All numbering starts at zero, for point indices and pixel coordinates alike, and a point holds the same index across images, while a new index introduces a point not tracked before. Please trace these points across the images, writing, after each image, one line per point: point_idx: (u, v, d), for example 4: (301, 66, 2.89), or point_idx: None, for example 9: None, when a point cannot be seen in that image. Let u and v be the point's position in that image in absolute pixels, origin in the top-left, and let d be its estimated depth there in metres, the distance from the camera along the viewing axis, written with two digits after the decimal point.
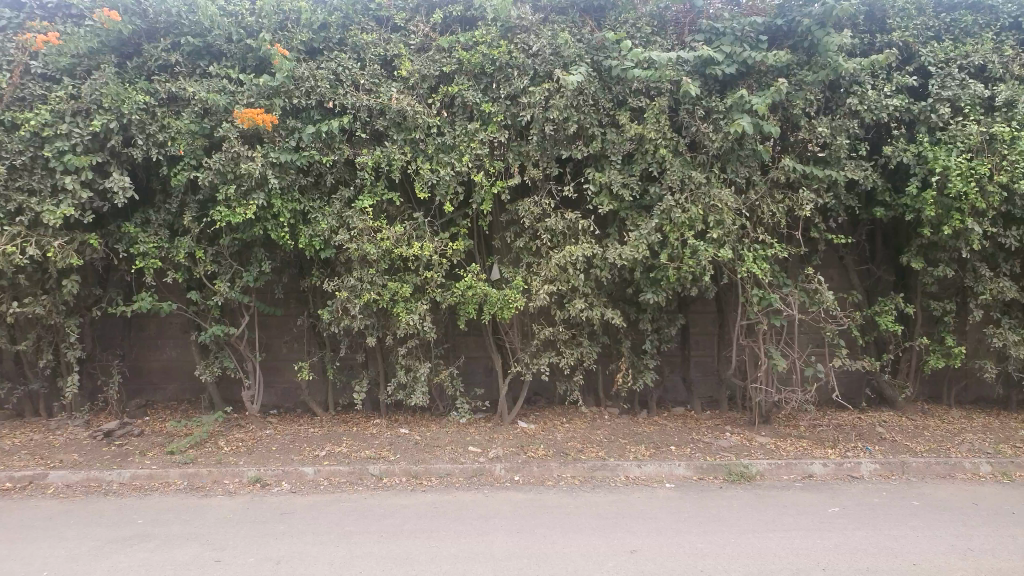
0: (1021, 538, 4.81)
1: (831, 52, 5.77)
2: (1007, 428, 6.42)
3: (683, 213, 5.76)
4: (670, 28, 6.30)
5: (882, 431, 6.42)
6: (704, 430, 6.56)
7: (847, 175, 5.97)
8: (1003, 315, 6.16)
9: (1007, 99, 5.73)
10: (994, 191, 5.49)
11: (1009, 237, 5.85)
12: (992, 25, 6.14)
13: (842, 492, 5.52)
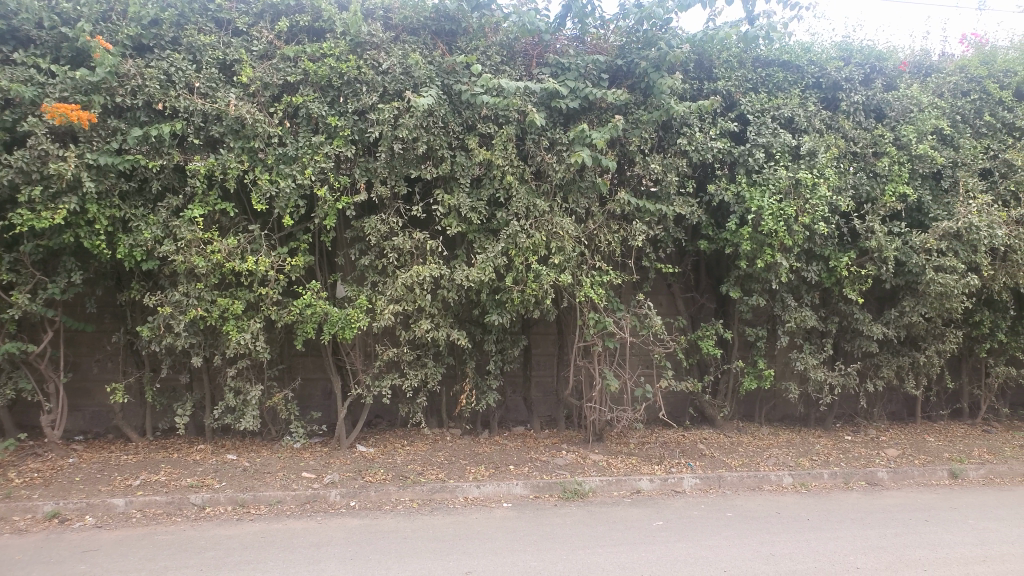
0: (814, 542, 5.34)
1: (663, 94, 6.25)
2: (806, 443, 7.13)
3: (529, 238, 5.92)
4: (519, 59, 6.51)
5: (703, 448, 6.90)
6: (542, 449, 6.72)
7: (676, 210, 6.46)
8: (805, 341, 6.87)
9: (810, 149, 6.43)
10: (798, 230, 6.14)
11: (811, 271, 6.57)
12: (799, 82, 6.88)
13: (665, 506, 5.86)
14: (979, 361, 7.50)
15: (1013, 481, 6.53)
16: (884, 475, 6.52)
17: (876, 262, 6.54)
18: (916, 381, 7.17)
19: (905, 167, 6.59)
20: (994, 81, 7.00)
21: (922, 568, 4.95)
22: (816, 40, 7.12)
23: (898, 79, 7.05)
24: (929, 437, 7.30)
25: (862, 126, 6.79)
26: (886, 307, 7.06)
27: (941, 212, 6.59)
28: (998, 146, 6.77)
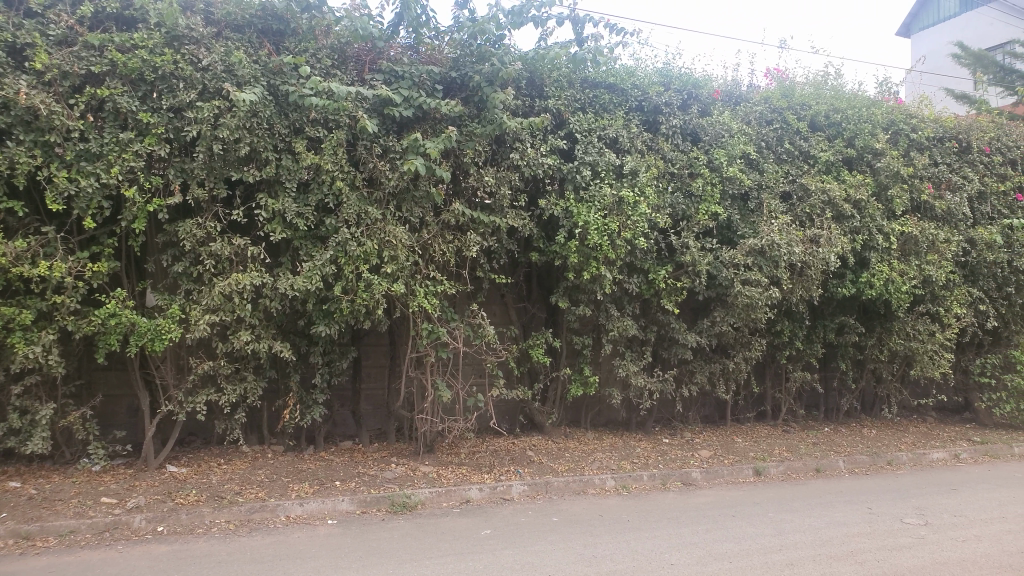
0: (633, 542, 5.60)
1: (496, 109, 6.36)
2: (628, 447, 7.49)
3: (359, 246, 5.81)
4: (351, 64, 6.39)
5: (531, 454, 7.06)
6: (370, 463, 6.59)
7: (509, 222, 6.58)
8: (627, 349, 7.23)
9: (632, 168, 6.77)
10: (621, 244, 6.48)
11: (633, 283, 6.93)
12: (623, 104, 7.24)
13: (493, 515, 5.94)
14: (780, 367, 8.21)
15: (807, 475, 7.21)
16: (697, 475, 6.99)
17: (691, 276, 7.03)
18: (726, 386, 7.73)
19: (716, 188, 7.11)
20: (793, 112, 7.69)
21: (727, 560, 5.32)
22: (641, 65, 7.53)
23: (711, 106, 7.58)
24: (737, 438, 7.89)
25: (679, 149, 7.25)
26: (699, 317, 7.56)
27: (748, 231, 7.16)
28: (797, 172, 7.45)
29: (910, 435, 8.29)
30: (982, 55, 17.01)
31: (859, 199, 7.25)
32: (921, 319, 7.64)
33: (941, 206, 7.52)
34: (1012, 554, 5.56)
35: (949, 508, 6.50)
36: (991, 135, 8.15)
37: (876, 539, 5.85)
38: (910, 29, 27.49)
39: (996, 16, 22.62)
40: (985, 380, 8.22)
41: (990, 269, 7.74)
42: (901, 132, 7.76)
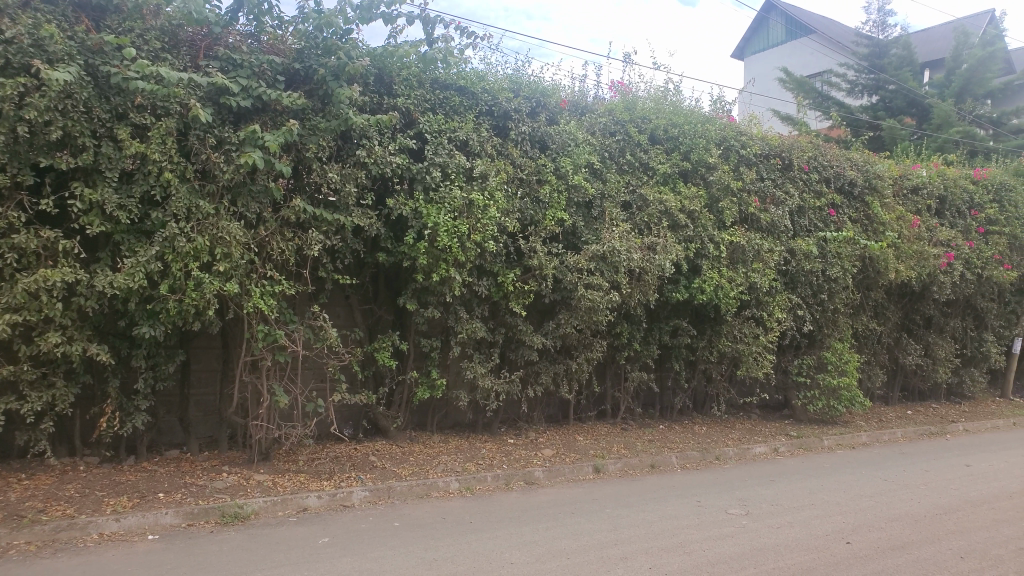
0: (474, 543, 5.61)
1: (341, 104, 6.19)
2: (473, 448, 7.52)
3: (188, 243, 5.46)
4: (183, 48, 5.99)
5: (374, 459, 6.93)
6: (199, 473, 6.21)
7: (354, 221, 6.40)
8: (475, 351, 7.26)
9: (482, 171, 6.82)
10: (471, 246, 6.53)
11: (481, 286, 6.97)
12: (473, 108, 7.25)
13: (331, 522, 5.76)
14: (619, 368, 8.54)
15: (643, 471, 7.55)
16: (540, 474, 7.14)
17: (537, 279, 7.17)
18: (569, 387, 7.95)
19: (562, 195, 7.29)
20: (634, 125, 8.02)
21: (565, 556, 5.45)
22: (491, 70, 7.57)
23: (559, 115, 7.76)
24: (579, 437, 8.12)
25: (528, 155, 7.37)
26: (545, 320, 7.71)
27: (591, 237, 7.39)
28: (637, 182, 7.78)
29: (736, 431, 8.88)
30: (804, 82, 18.72)
31: (693, 210, 7.71)
32: (747, 323, 8.21)
33: (765, 218, 8.13)
34: (819, 537, 6.07)
35: (767, 498, 7.01)
36: (809, 154, 8.88)
37: (702, 529, 6.20)
38: (743, 52, 29.47)
39: (817, 49, 25.13)
40: (801, 379, 8.96)
41: (807, 277, 8.43)
42: (732, 148, 8.30)
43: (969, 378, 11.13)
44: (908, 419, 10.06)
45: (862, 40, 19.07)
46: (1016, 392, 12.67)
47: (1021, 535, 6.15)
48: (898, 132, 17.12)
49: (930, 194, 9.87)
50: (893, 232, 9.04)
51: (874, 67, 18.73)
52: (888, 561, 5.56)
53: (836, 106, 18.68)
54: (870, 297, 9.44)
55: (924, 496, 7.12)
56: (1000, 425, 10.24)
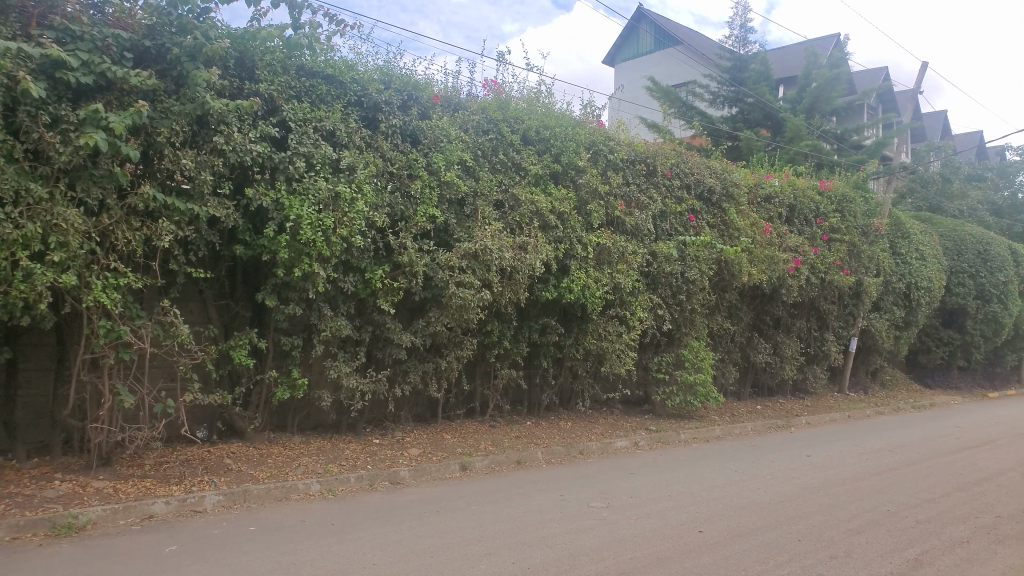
0: (335, 545, 5.45)
1: (197, 87, 5.84)
2: (336, 449, 7.33)
3: (15, 229, 4.96)
4: (13, 15, 5.46)
5: (228, 462, 6.60)
6: (27, 482, 5.68)
7: (210, 211, 6.06)
8: (339, 349, 7.08)
9: (349, 164, 6.64)
10: (336, 241, 6.33)
11: (347, 282, 6.78)
12: (341, 98, 7.05)
13: (179, 529, 5.43)
14: (488, 366, 8.56)
15: (508, 468, 7.62)
16: (405, 473, 7.04)
17: (407, 276, 7.07)
18: (438, 385, 7.89)
19: (434, 191, 7.19)
20: (507, 125, 8.06)
21: (427, 553, 5.40)
22: (361, 60, 7.39)
23: (431, 110, 7.66)
24: (446, 435, 8.08)
25: (398, 149, 7.23)
26: (414, 318, 7.61)
27: (463, 235, 7.36)
28: (509, 181, 7.82)
29: (600, 426, 9.14)
30: (669, 91, 19.26)
31: (563, 211, 7.85)
32: (611, 321, 8.46)
33: (630, 220, 8.43)
34: (674, 527, 6.34)
35: (627, 491, 7.25)
36: (672, 161, 9.25)
37: (564, 523, 6.32)
38: (614, 57, 30.21)
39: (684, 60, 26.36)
40: (661, 376, 9.37)
41: (667, 279, 8.80)
42: (600, 152, 8.53)
43: (812, 375, 12.15)
44: (757, 413, 10.73)
45: (724, 53, 20.16)
46: (852, 387, 13.79)
47: (850, 518, 6.69)
48: (754, 142, 18.14)
49: (780, 202, 10.55)
50: (746, 238, 9.59)
51: (734, 80, 19.75)
52: (735, 547, 5.89)
53: (698, 116, 19.60)
54: (725, 298, 9.99)
55: (769, 485, 7.60)
56: (837, 418, 11.13)
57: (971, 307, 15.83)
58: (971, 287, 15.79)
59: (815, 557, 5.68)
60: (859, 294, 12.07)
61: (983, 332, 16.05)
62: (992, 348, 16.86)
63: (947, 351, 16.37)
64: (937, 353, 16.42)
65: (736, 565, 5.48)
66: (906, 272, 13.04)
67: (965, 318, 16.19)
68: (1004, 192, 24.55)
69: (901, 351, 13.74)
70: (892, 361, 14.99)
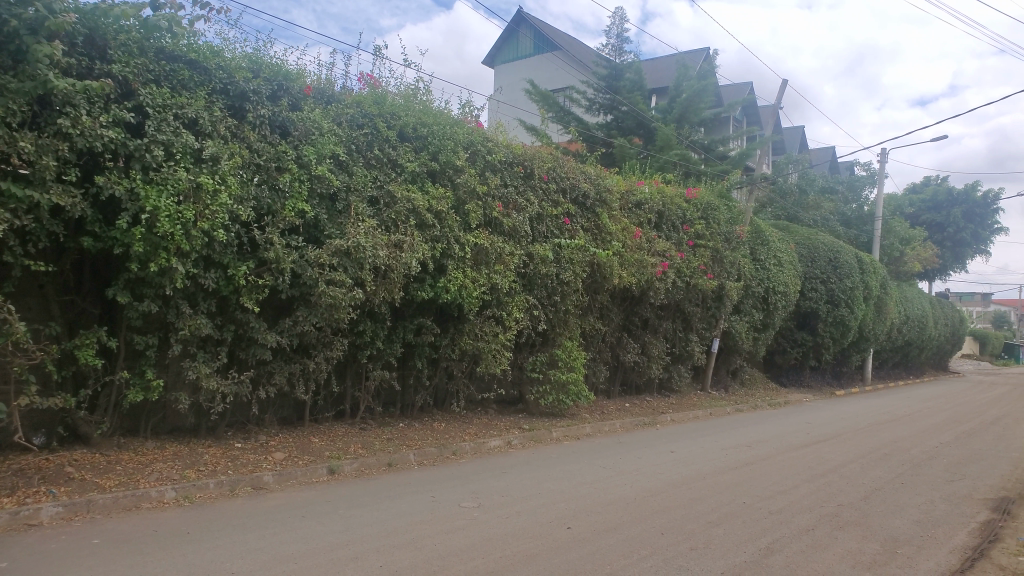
0: (191, 554, 5.17)
1: (39, 64, 5.37)
2: (193, 454, 6.96)
3: None
4: None
5: (71, 471, 6.13)
6: None
7: (53, 199, 5.58)
8: (198, 349, 6.74)
9: (212, 154, 6.30)
10: (197, 235, 6.01)
11: (208, 279, 6.45)
12: (205, 85, 6.69)
13: (10, 545, 4.98)
14: (360, 367, 8.39)
15: (379, 471, 7.50)
16: (269, 478, 6.79)
17: (274, 273, 6.81)
18: (306, 386, 7.70)
19: (304, 186, 6.97)
20: (383, 120, 7.89)
21: (289, 559, 5.21)
22: (226, 46, 7.04)
23: (302, 102, 7.41)
24: (314, 438, 7.85)
25: (267, 140, 6.94)
26: (281, 317, 7.37)
27: (334, 231, 7.17)
28: (384, 178, 7.68)
29: (473, 426, 9.17)
30: (546, 95, 19.35)
31: (440, 210, 7.78)
32: (488, 322, 8.53)
33: (507, 222, 8.48)
34: (543, 524, 6.42)
35: (498, 490, 7.29)
36: (549, 165, 9.37)
37: (435, 525, 6.26)
38: (493, 59, 30.24)
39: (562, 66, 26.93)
40: (535, 375, 9.56)
41: (542, 280, 8.93)
42: (478, 153, 8.53)
43: (677, 374, 12.73)
44: (625, 411, 11.09)
45: (602, 61, 20.66)
46: (714, 385, 14.53)
47: (709, 510, 7.01)
48: (626, 149, 18.92)
49: (650, 208, 10.94)
50: (618, 242, 9.88)
51: (609, 87, 20.23)
52: (601, 542, 6.03)
53: (575, 121, 20.14)
54: (597, 299, 10.26)
55: (635, 480, 7.86)
56: (699, 415, 11.70)
57: (821, 310, 17.08)
58: (823, 292, 17.02)
59: (676, 549, 5.92)
60: (721, 297, 12.74)
61: (831, 334, 17.37)
62: (838, 349, 18.27)
63: (800, 351, 17.57)
64: (791, 354, 17.60)
65: (602, 560, 5.61)
66: (764, 277, 13.86)
67: (817, 321, 17.44)
68: (853, 204, 26.67)
69: (758, 352, 14.61)
70: (751, 360, 15.94)
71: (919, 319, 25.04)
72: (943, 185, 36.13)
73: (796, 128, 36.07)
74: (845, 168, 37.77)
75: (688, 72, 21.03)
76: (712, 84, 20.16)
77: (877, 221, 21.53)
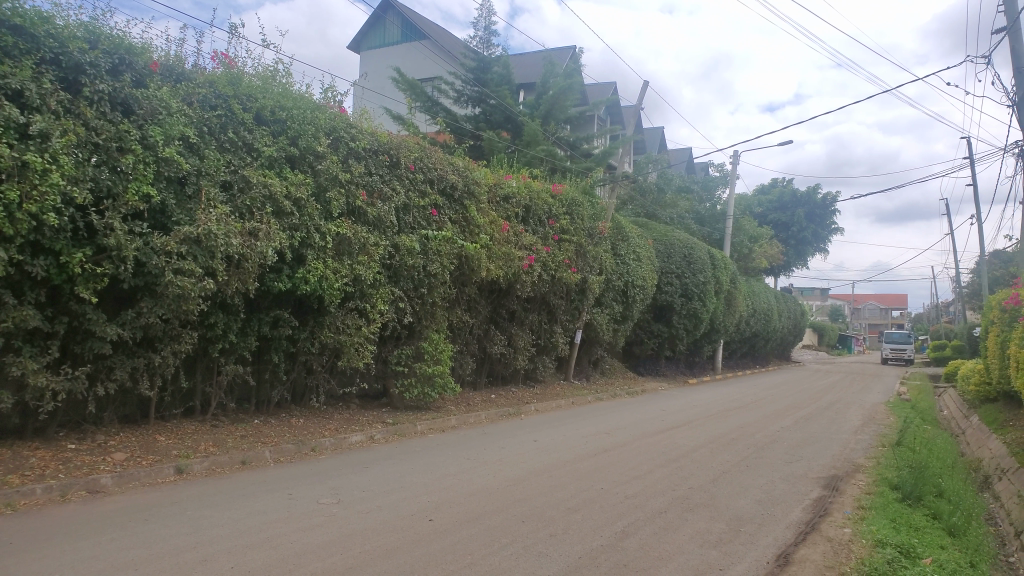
0: (13, 566, 4.72)
1: None
2: (19, 457, 6.39)
3: None
4: None
5: None
6: None
7: None
8: (25, 343, 6.17)
9: (41, 130, 5.74)
10: (22, 219, 5.48)
11: (36, 266, 5.90)
12: (32, 53, 6.09)
13: None
14: (211, 361, 8.00)
15: (231, 469, 7.18)
16: (107, 481, 6.35)
17: (113, 261, 6.33)
18: (150, 381, 7.26)
19: (149, 168, 6.50)
20: (238, 102, 7.50)
21: (130, 565, 4.87)
22: (58, 13, 6.45)
23: (147, 79, 6.93)
24: (159, 437, 7.41)
25: (106, 118, 6.40)
26: (123, 309, 6.90)
27: (182, 218, 6.75)
28: (239, 162, 7.31)
29: (333, 421, 8.97)
30: (414, 85, 19.05)
31: (299, 197, 7.54)
32: (350, 314, 8.43)
33: (371, 212, 8.33)
34: (403, 518, 6.34)
35: (359, 485, 7.15)
36: (415, 155, 9.27)
37: (291, 522, 6.03)
38: (359, 45, 29.50)
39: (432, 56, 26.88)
40: (400, 368, 9.53)
41: (409, 272, 8.88)
42: (341, 139, 8.31)
43: (542, 365, 13.03)
44: (491, 403, 11.21)
45: (469, 52, 20.16)
46: (577, 376, 14.97)
47: (568, 497, 7.20)
48: (494, 143, 19.13)
49: (517, 202, 11.07)
50: (485, 235, 9.99)
51: (477, 80, 20.18)
52: (462, 533, 6.04)
53: (443, 112, 20.05)
54: (464, 292, 10.34)
55: (497, 470, 7.94)
56: (562, 405, 12.03)
57: (676, 303, 17.99)
58: (677, 286, 17.93)
59: (536, 536, 6.03)
60: (584, 290, 13.13)
61: (684, 326, 18.43)
62: (690, 340, 19.33)
63: (656, 342, 18.40)
64: (648, 345, 18.36)
65: (463, 550, 5.62)
66: (624, 271, 14.41)
67: (672, 313, 18.33)
68: (706, 204, 28.67)
69: (618, 343, 15.18)
70: (611, 351, 16.55)
71: (764, 312, 26.91)
72: (787, 187, 38.93)
73: (655, 129, 37.71)
74: (701, 169, 39.86)
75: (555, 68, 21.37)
76: (577, 82, 20.59)
77: (728, 220, 22.92)
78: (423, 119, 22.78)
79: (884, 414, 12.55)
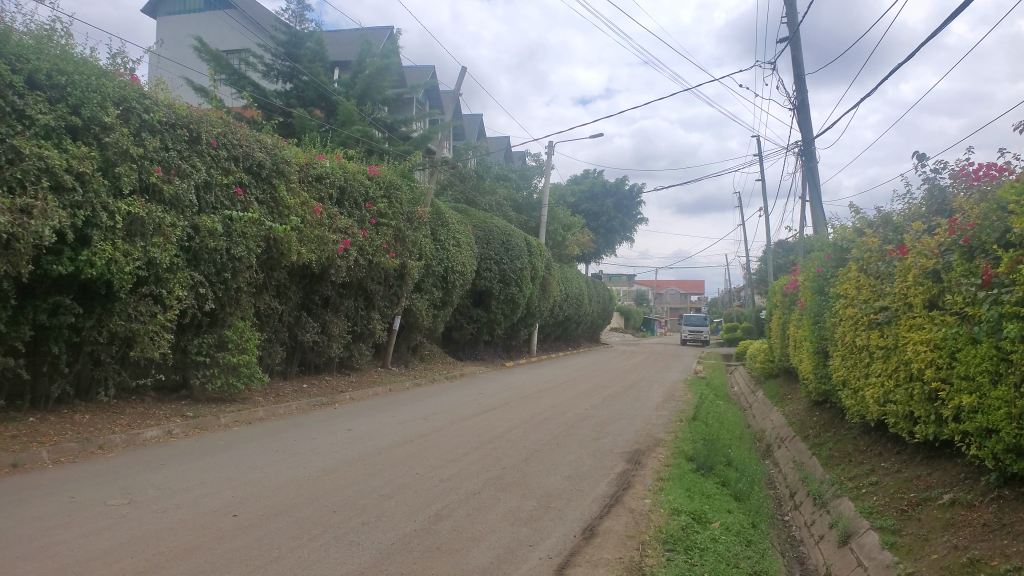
0: None
1: None
2: None
3: None
4: None
5: None
6: None
7: None
8: None
9: None
10: None
11: None
12: None
13: None
14: None
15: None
16: None
17: None
18: None
19: None
20: (4, 62, 6.63)
21: None
22: None
23: None
24: None
25: None
26: None
27: None
28: (8, 130, 6.44)
29: (124, 416, 8.33)
30: (218, 55, 17.88)
31: (83, 172, 6.85)
32: (143, 301, 7.93)
33: (168, 190, 7.84)
34: (205, 515, 5.99)
35: (155, 484, 6.66)
36: (219, 130, 8.74)
37: (75, 528, 5.50)
38: (156, 9, 27.13)
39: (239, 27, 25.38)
40: (201, 358, 9.07)
41: (210, 255, 8.55)
42: (132, 110, 7.63)
43: (357, 353, 12.88)
44: (302, 392, 10.90)
45: (280, 25, 19.69)
46: (395, 362, 14.98)
47: (382, 484, 7.14)
48: (306, 122, 18.43)
49: (331, 183, 10.77)
50: (296, 217, 9.70)
51: (288, 54, 19.51)
52: (269, 527, 5.82)
53: (250, 86, 19.00)
54: (273, 277, 10.03)
55: (307, 461, 7.73)
56: (378, 391, 11.97)
57: (495, 288, 18.42)
58: (496, 272, 18.32)
59: (347, 526, 5.93)
60: (402, 276, 13.12)
61: (502, 311, 18.98)
62: (508, 324, 19.93)
63: (475, 327, 18.78)
64: (467, 329, 18.66)
65: (269, 544, 5.42)
66: (443, 257, 14.51)
67: (490, 298, 18.76)
68: (524, 192, 29.64)
69: (437, 328, 15.32)
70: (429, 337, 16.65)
71: (577, 297, 28.26)
72: (598, 178, 40.94)
73: (475, 116, 38.24)
74: (518, 158, 40.84)
75: (373, 49, 21.00)
76: (395, 64, 20.49)
77: (545, 207, 23.82)
78: (226, 94, 21.41)
79: (682, 391, 13.67)
